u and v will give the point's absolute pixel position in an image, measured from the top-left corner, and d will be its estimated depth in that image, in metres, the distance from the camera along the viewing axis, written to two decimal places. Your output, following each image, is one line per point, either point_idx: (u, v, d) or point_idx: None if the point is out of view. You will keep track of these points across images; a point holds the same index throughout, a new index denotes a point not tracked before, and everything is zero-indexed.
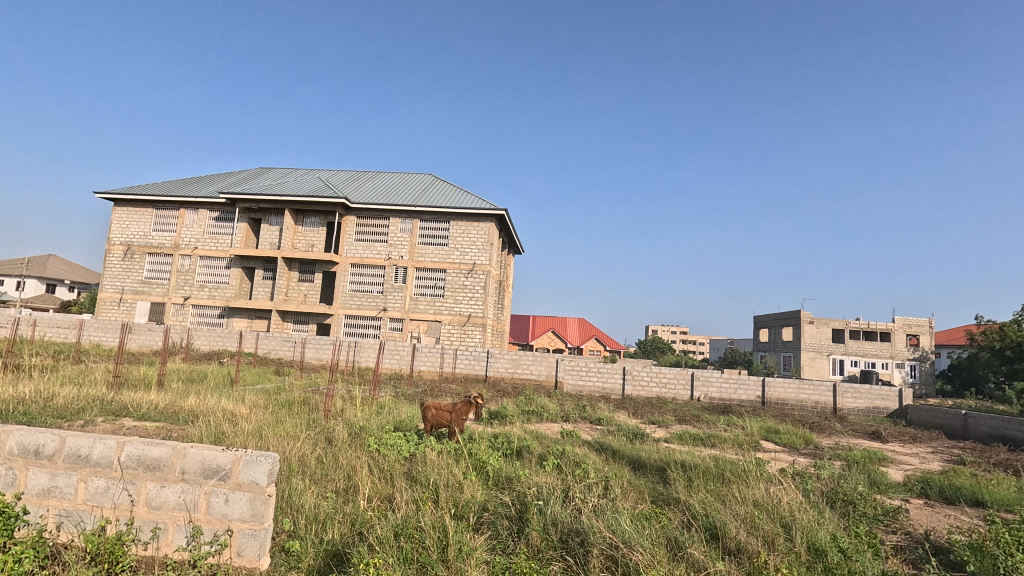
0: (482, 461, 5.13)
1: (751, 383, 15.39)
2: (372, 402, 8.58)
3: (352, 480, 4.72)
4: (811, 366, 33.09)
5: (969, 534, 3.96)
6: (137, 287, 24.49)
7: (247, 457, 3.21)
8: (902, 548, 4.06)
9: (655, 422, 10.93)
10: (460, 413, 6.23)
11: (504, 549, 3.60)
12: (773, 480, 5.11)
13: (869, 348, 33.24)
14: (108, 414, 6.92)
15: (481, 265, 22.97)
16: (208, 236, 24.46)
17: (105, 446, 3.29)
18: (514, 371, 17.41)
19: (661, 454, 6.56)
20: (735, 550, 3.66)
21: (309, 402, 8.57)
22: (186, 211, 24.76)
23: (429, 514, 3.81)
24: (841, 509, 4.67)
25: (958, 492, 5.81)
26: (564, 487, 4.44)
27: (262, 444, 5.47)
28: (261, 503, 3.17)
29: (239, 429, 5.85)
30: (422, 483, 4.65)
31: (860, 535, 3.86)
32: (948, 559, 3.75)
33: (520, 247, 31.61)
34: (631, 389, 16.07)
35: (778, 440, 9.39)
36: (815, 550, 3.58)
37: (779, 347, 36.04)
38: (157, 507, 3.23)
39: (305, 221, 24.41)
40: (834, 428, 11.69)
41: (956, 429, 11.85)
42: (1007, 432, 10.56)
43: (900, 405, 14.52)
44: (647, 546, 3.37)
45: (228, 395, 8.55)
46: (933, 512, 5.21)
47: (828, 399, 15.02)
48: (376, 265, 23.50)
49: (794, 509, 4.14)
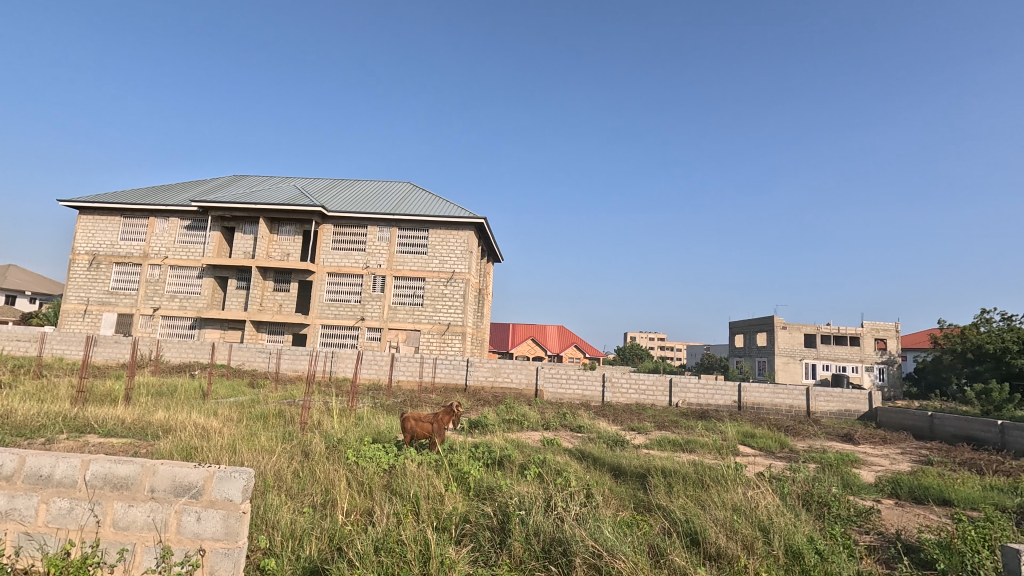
0: (463, 471, 5.08)
1: (727, 389, 15.72)
2: (351, 413, 8.50)
3: (330, 494, 4.63)
4: (785, 370, 33.95)
5: (938, 533, 4.08)
6: (104, 297, 23.70)
7: (220, 474, 3.11)
8: (876, 548, 4.16)
9: (634, 428, 10.98)
10: (441, 423, 6.16)
11: (487, 561, 3.58)
12: (751, 483, 5.20)
13: (839, 352, 34.31)
14: (72, 431, 6.67)
15: (460, 273, 22.89)
16: (179, 246, 23.83)
17: (69, 464, 3.15)
18: (494, 379, 17.34)
19: (640, 461, 6.56)
20: (715, 555, 3.70)
21: (285, 415, 8.41)
22: (156, 219, 24.11)
23: (411, 527, 3.76)
24: (817, 511, 4.77)
25: (926, 492, 5.99)
26: (546, 496, 4.42)
27: (235, 459, 5.31)
28: (236, 521, 3.07)
29: (212, 443, 5.68)
30: (402, 496, 4.58)
31: (836, 536, 3.92)
32: (919, 557, 3.85)
33: (498, 255, 31.56)
34: (610, 396, 16.17)
35: (754, 444, 9.57)
36: (793, 553, 3.63)
37: (754, 352, 36.78)
38: (125, 527, 3.11)
39: (280, 230, 24.03)
40: (808, 431, 11.97)
41: (923, 430, 12.25)
42: (970, 431, 10.96)
43: (870, 408, 14.88)
44: (629, 554, 3.37)
45: (199, 409, 8.29)
46: (904, 511, 5.37)
47: (801, 403, 15.39)
48: (352, 274, 23.18)
49: (772, 513, 4.20)
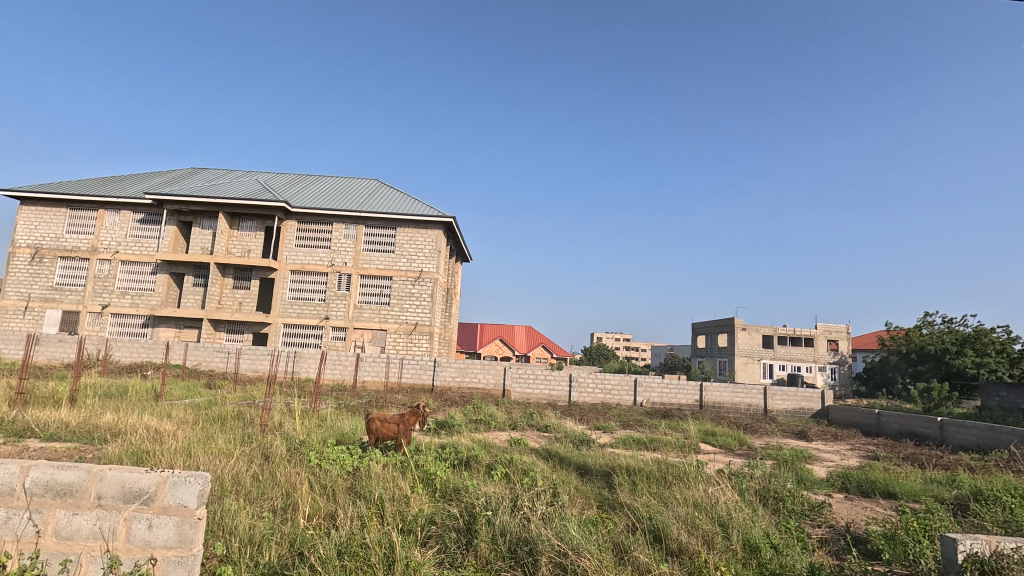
0: (430, 472, 5.03)
1: (689, 388, 16.13)
2: (314, 414, 8.30)
3: (291, 498, 4.51)
4: (744, 370, 35.10)
5: (884, 525, 4.30)
6: (47, 293, 22.37)
7: (173, 478, 2.97)
8: (827, 541, 4.35)
9: (600, 428, 11.13)
10: (407, 424, 6.08)
11: (452, 563, 3.56)
12: (711, 480, 5.35)
13: (795, 353, 35.72)
14: (10, 436, 6.27)
15: (428, 273, 22.66)
16: (131, 240, 22.73)
17: (5, 471, 2.95)
18: (462, 380, 17.26)
19: (605, 460, 6.66)
20: (677, 551, 3.79)
21: (244, 417, 8.13)
22: (106, 211, 22.93)
23: (375, 530, 3.69)
24: (773, 506, 4.95)
25: (873, 486, 6.31)
26: (512, 496, 4.43)
27: (190, 463, 5.09)
28: (190, 527, 2.95)
29: (164, 447, 5.43)
30: (366, 498, 4.50)
31: (790, 530, 4.08)
32: (866, 548, 4.04)
33: (467, 254, 31.43)
34: (577, 396, 16.34)
35: (715, 442, 9.85)
36: (750, 547, 3.76)
37: (715, 353, 37.87)
38: (68, 536, 2.94)
39: (241, 225, 23.24)
40: (766, 429, 12.41)
41: (871, 427, 12.87)
42: (913, 428, 11.59)
43: (823, 406, 15.54)
44: (594, 552, 3.42)
45: (151, 411, 7.93)
46: (853, 505, 5.64)
47: (759, 402, 15.94)
48: (317, 272, 22.64)
49: (731, 508, 4.33)
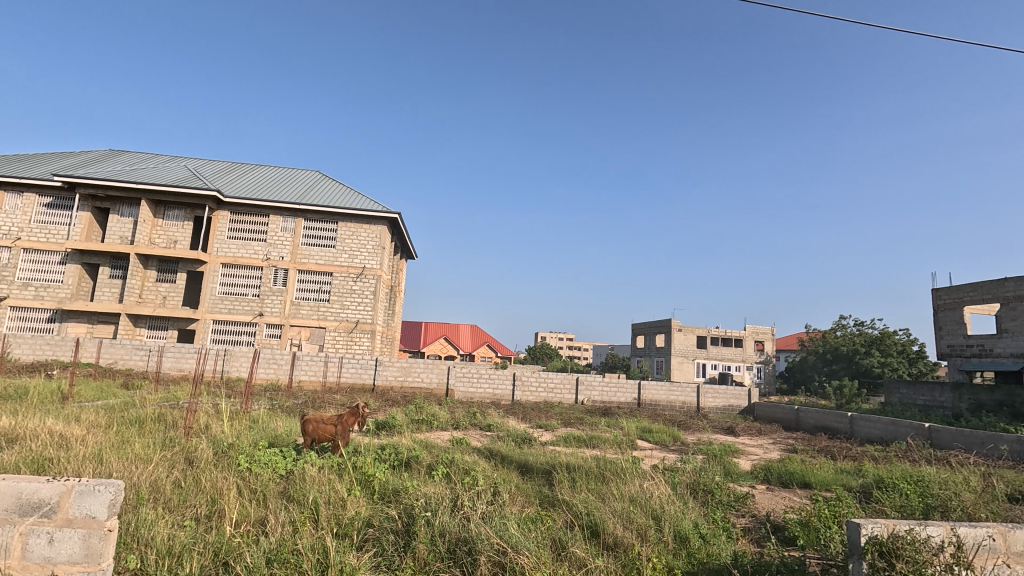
0: (368, 474, 4.89)
1: (628, 387, 16.67)
2: (244, 415, 7.88)
3: (217, 504, 4.25)
4: (679, 370, 36.72)
5: (799, 513, 4.63)
6: None
7: (80, 487, 2.72)
8: (750, 530, 4.63)
9: (542, 426, 11.29)
10: (345, 425, 5.88)
11: (389, 566, 3.49)
12: (646, 475, 5.56)
13: (725, 353, 37.78)
14: None
15: (371, 269, 22.07)
16: (36, 226, 20.63)
17: None
18: (404, 379, 16.94)
19: (546, 458, 6.76)
20: (613, 544, 3.90)
21: (165, 419, 7.59)
22: (6, 193, 20.68)
23: (308, 535, 3.56)
24: (702, 498, 5.21)
25: (791, 477, 6.79)
26: (453, 496, 4.40)
27: (100, 470, 4.68)
28: (99, 540, 2.71)
29: (71, 454, 4.96)
30: (299, 503, 4.32)
31: (717, 521, 4.31)
32: (784, 536, 4.33)
33: (412, 251, 30.90)
34: (520, 394, 16.49)
35: (651, 438, 10.24)
36: (680, 538, 3.94)
37: (653, 353, 39.37)
38: None
39: (166, 214, 21.66)
40: (698, 426, 13.05)
41: (791, 422, 13.83)
42: (827, 423, 12.57)
43: (749, 403, 16.54)
44: (532, 549, 3.46)
45: (57, 414, 7.24)
46: (773, 495, 6.04)
47: (692, 399, 16.73)
48: (251, 266, 21.50)
49: (663, 502, 4.51)
